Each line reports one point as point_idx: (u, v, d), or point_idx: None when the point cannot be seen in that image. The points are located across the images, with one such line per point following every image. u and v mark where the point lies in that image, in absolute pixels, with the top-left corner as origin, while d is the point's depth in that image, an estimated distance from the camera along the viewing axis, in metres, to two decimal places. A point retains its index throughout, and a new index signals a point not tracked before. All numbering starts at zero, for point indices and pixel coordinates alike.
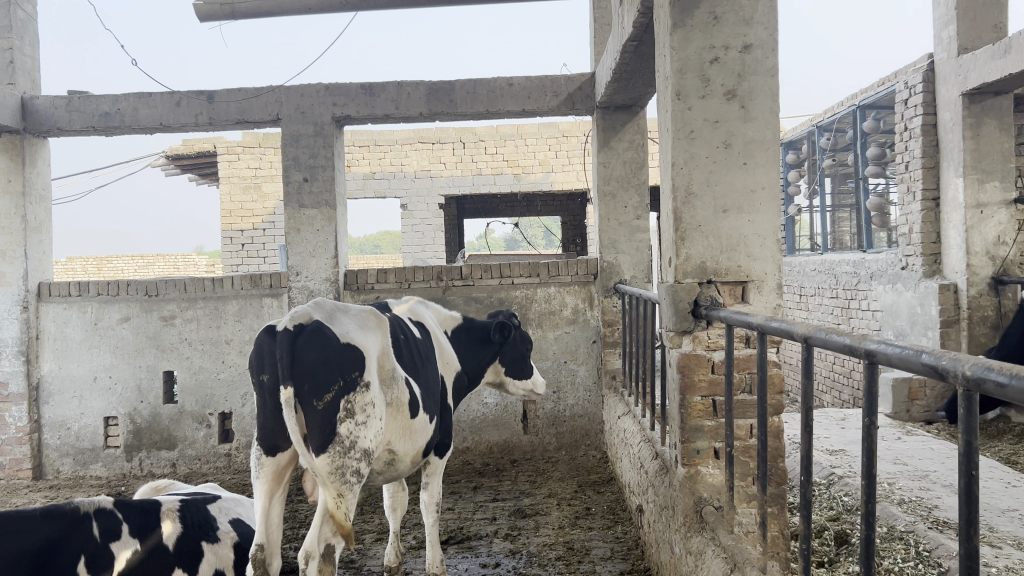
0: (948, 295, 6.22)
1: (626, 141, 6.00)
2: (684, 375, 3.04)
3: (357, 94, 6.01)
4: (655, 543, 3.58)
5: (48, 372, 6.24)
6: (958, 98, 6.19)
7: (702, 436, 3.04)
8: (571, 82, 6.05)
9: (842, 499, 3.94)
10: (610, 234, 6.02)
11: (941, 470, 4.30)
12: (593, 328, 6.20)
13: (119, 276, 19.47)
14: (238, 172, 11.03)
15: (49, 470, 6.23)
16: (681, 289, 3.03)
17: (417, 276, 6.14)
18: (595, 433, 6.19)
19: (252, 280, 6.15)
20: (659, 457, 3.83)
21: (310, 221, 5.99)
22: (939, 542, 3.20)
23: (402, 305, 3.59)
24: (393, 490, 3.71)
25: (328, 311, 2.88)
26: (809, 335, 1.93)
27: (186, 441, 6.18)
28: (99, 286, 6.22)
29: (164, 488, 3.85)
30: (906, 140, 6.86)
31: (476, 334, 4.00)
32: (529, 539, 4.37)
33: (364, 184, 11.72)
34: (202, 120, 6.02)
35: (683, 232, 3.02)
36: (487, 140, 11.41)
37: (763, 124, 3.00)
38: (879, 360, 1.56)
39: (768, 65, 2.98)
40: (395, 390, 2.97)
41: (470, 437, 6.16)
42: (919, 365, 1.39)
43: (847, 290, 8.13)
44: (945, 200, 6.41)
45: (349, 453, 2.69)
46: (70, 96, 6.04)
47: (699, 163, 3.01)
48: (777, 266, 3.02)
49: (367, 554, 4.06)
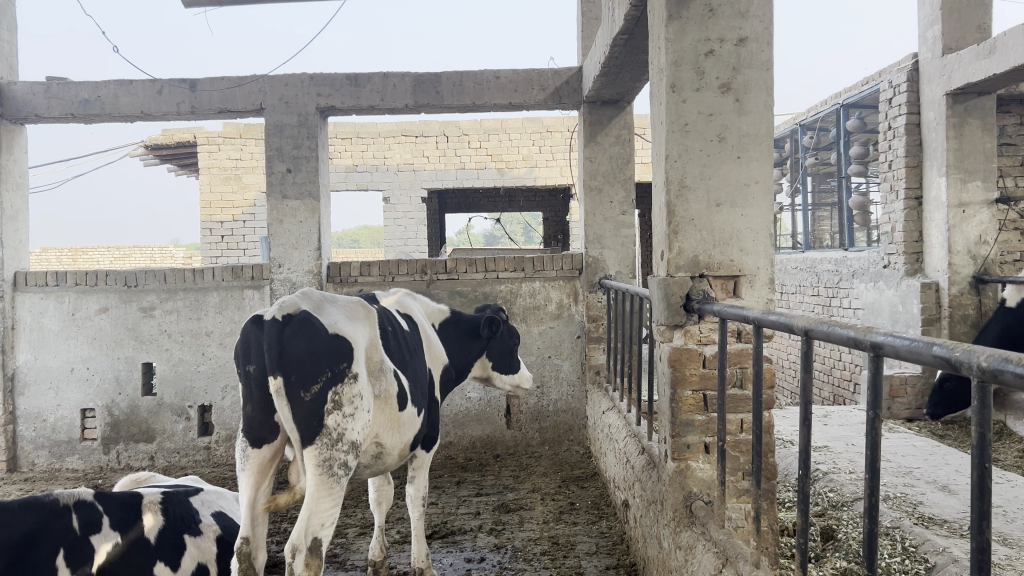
0: (929, 293, 6.26)
1: (613, 137, 5.99)
2: (676, 369, 3.01)
3: (342, 84, 5.93)
4: (642, 539, 3.57)
5: (23, 362, 6.14)
6: (941, 98, 6.23)
7: (693, 430, 3.02)
8: (558, 76, 6.04)
9: (827, 495, 3.94)
10: (596, 230, 6.00)
11: (924, 467, 4.32)
12: (578, 323, 6.19)
13: (94, 267, 19.23)
14: (218, 163, 10.91)
15: (24, 463, 6.13)
16: (674, 283, 3.02)
17: (401, 268, 6.10)
18: (578, 428, 6.18)
19: (234, 272, 6.07)
20: (646, 452, 3.81)
21: (293, 212, 5.92)
22: (926, 538, 3.21)
23: (390, 297, 3.54)
24: (378, 484, 3.67)
25: (317, 301, 2.84)
26: (810, 328, 1.92)
27: (164, 434, 6.10)
28: (77, 276, 6.12)
29: (145, 480, 3.77)
30: (890, 140, 6.90)
31: (464, 327, 3.96)
32: (513, 534, 4.34)
33: (346, 176, 11.66)
34: (184, 108, 5.93)
35: (677, 225, 3.00)
36: (471, 134, 11.38)
37: (757, 118, 3.00)
38: (885, 352, 1.55)
39: (763, 58, 2.99)
40: (383, 382, 2.92)
41: (453, 432, 6.13)
42: (930, 357, 1.39)
43: (828, 288, 8.18)
44: (927, 199, 6.45)
45: (337, 445, 2.66)
46: (48, 83, 5.93)
47: (694, 156, 3.00)
48: (770, 261, 3.01)
49: (350, 548, 4.02)
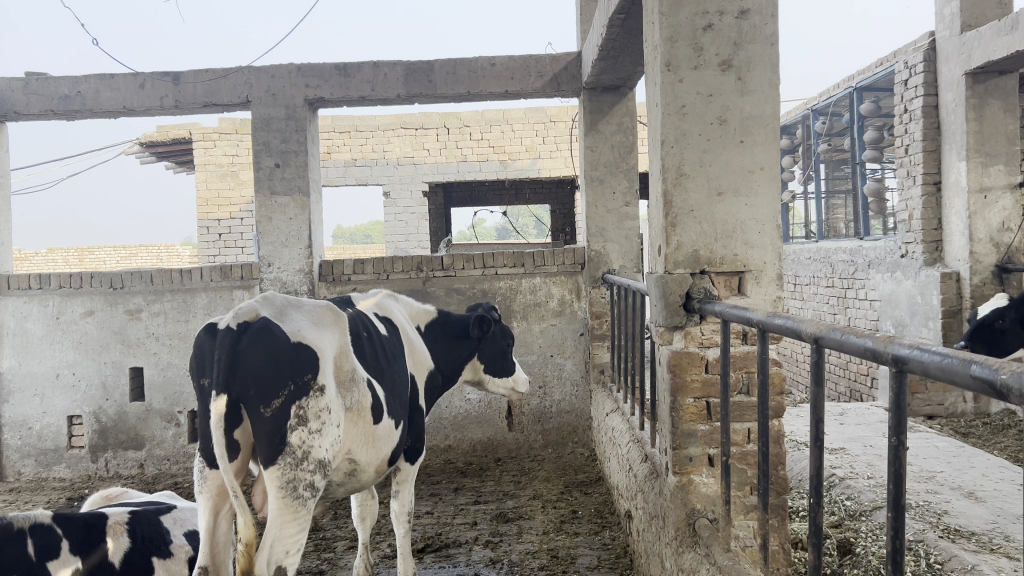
0: (950, 284, 5.99)
1: (615, 124, 5.72)
2: (676, 375, 2.76)
3: (331, 75, 5.69)
4: (645, 554, 3.32)
5: (8, 368, 5.96)
6: (960, 78, 5.92)
7: (695, 442, 2.76)
8: (556, 62, 5.77)
9: (844, 503, 3.67)
10: (598, 222, 5.73)
11: (948, 471, 4.04)
12: (581, 320, 5.93)
13: (101, 267, 19.10)
14: (214, 159, 10.68)
15: (10, 472, 5.94)
16: (672, 281, 2.76)
17: (396, 266, 5.84)
18: (583, 430, 5.93)
19: (222, 272, 5.84)
20: (647, 461, 3.56)
21: (282, 209, 5.69)
22: (953, 553, 2.94)
23: (368, 299, 3.29)
24: (362, 499, 3.44)
25: (279, 307, 2.59)
26: (821, 335, 1.66)
27: (154, 441, 5.89)
28: (61, 278, 5.92)
29: (118, 496, 3.53)
30: (906, 123, 6.59)
31: (452, 328, 3.72)
32: (511, 546, 4.09)
33: (345, 171, 11.39)
34: (167, 103, 5.70)
35: (674, 217, 2.74)
36: (473, 125, 11.15)
37: (762, 98, 2.73)
38: (910, 367, 1.30)
39: (767, 32, 2.71)
40: (355, 393, 2.68)
41: (452, 435, 5.89)
42: (968, 379, 1.13)
43: (843, 279, 7.89)
44: (947, 185, 6.14)
45: (301, 465, 2.41)
46: (27, 78, 5.71)
47: (692, 141, 2.73)
48: (778, 255, 2.75)
49: (337, 565, 3.78)
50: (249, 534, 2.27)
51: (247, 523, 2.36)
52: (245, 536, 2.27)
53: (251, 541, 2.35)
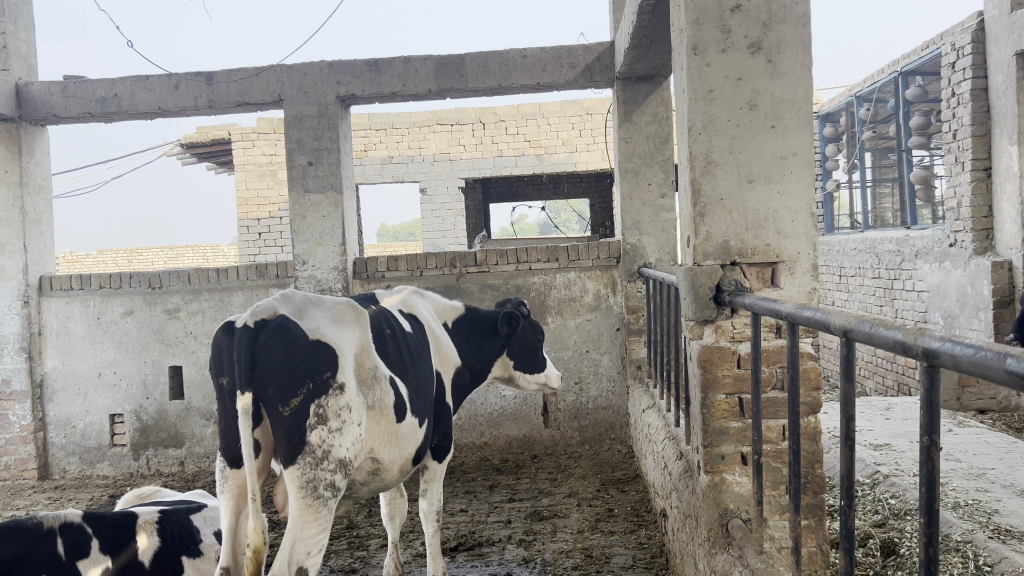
0: (1001, 273, 5.78)
1: (649, 115, 5.60)
2: (707, 370, 2.68)
3: (362, 71, 5.66)
4: (679, 553, 3.23)
5: (52, 368, 6.04)
6: (1011, 58, 5.70)
7: (727, 440, 2.68)
8: (588, 53, 5.67)
9: (887, 502, 3.54)
10: (632, 215, 5.64)
11: (999, 468, 3.88)
12: (616, 315, 5.84)
13: (149, 268, 19.49)
14: (254, 159, 10.82)
15: (56, 470, 6.03)
16: (701, 273, 2.67)
17: (429, 262, 5.80)
18: (620, 426, 5.85)
19: (258, 270, 5.87)
20: (683, 458, 3.45)
21: (315, 207, 5.69)
22: (1003, 555, 2.80)
23: (393, 296, 3.25)
24: (391, 498, 3.39)
25: (298, 304, 2.55)
26: (850, 327, 1.58)
27: (193, 439, 5.94)
28: (102, 279, 5.99)
29: (150, 495, 3.53)
30: (953, 108, 6.37)
31: (480, 324, 3.67)
32: (545, 545, 4.03)
33: (382, 168, 11.42)
34: (201, 103, 5.72)
35: (702, 207, 2.65)
36: (509, 120, 11.07)
37: (794, 81, 2.62)
38: (942, 361, 1.20)
39: (798, 13, 2.60)
40: (377, 391, 2.64)
41: (487, 433, 5.85)
42: (1002, 374, 1.04)
43: (890, 270, 7.67)
44: (998, 170, 5.92)
45: (322, 464, 2.37)
46: (66, 82, 5.80)
47: (720, 128, 2.64)
48: (812, 245, 2.64)
49: (370, 563, 3.75)
50: (259, 540, 2.30)
51: (254, 530, 2.30)
52: (254, 541, 2.30)
53: (257, 548, 2.30)
